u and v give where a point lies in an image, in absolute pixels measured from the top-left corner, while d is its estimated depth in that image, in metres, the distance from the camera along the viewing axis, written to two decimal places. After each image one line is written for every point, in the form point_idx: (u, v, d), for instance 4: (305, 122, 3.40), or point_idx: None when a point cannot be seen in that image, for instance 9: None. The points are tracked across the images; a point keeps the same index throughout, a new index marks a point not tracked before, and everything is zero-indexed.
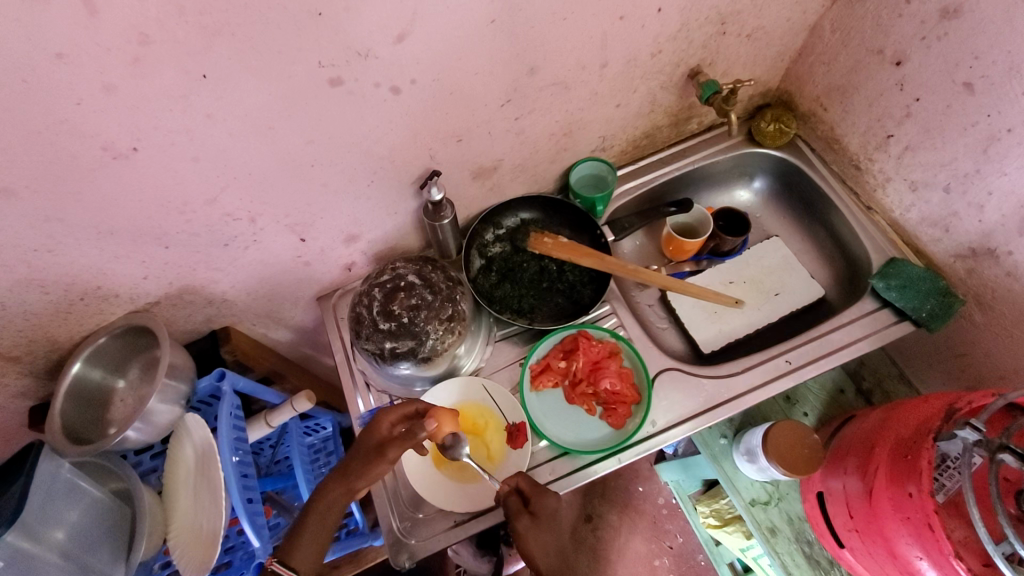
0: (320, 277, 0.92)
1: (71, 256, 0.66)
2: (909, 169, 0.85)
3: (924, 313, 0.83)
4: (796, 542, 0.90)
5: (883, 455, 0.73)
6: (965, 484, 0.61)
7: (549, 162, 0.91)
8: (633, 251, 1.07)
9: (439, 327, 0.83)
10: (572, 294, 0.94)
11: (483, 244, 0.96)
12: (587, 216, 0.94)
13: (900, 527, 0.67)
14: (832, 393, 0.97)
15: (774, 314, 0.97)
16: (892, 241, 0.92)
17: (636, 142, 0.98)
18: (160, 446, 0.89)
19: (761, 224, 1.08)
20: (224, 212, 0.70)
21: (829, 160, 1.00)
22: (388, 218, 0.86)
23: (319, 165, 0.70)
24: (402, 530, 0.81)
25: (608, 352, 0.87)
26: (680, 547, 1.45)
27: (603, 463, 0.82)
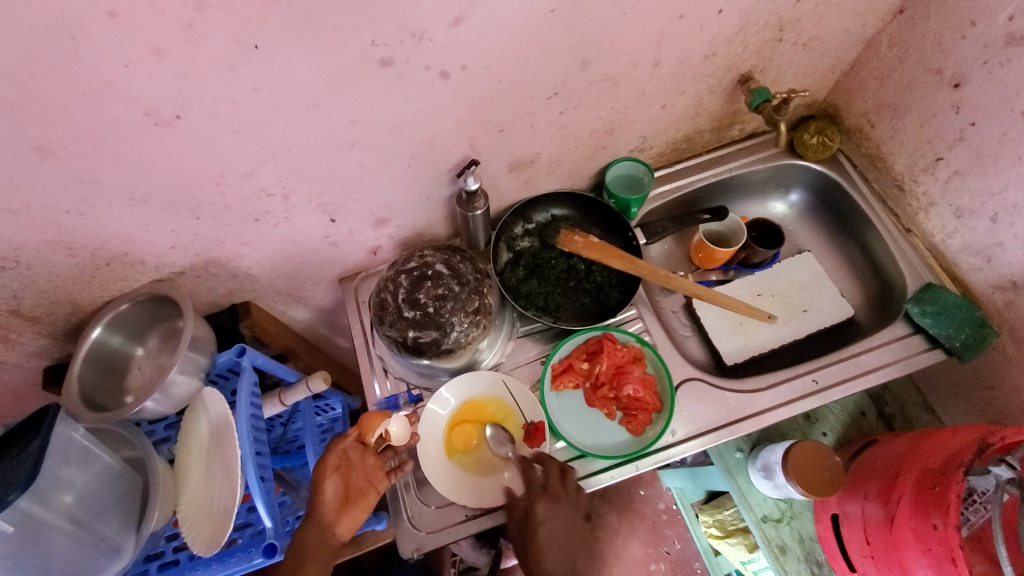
0: (345, 258, 0.90)
1: (102, 221, 0.65)
2: (956, 195, 0.83)
3: (958, 342, 0.82)
4: (805, 563, 0.89)
5: (907, 484, 0.71)
6: (994, 519, 0.59)
7: (587, 159, 0.89)
8: (661, 255, 1.06)
9: (465, 320, 0.81)
10: (599, 296, 0.92)
11: (512, 238, 0.94)
12: (620, 217, 0.92)
13: (920, 558, 0.66)
14: (853, 415, 0.96)
15: (802, 331, 0.95)
16: (929, 267, 0.90)
17: (676, 145, 0.96)
18: (175, 416, 0.88)
19: (793, 238, 1.06)
20: (258, 186, 0.69)
21: (870, 178, 0.97)
22: (419, 204, 0.84)
23: (358, 146, 0.69)
24: (412, 521, 0.80)
25: (632, 358, 0.86)
26: (677, 553, 1.45)
27: (618, 470, 0.81)
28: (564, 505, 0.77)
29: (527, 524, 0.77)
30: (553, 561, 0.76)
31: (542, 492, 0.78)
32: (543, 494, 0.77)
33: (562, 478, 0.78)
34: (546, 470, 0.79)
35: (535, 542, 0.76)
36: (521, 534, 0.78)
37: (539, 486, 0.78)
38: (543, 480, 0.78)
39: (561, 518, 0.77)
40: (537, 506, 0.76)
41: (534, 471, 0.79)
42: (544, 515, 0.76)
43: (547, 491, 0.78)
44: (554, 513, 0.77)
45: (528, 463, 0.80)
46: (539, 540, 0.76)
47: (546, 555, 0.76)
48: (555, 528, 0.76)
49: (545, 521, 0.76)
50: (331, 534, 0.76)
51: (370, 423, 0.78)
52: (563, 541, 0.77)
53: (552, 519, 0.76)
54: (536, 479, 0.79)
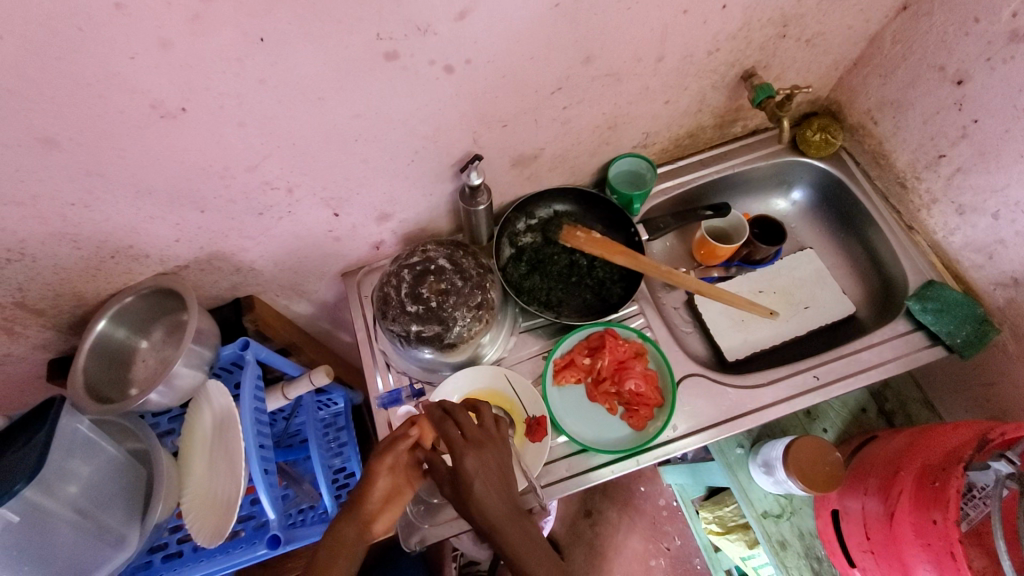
0: (348, 253, 0.91)
1: (107, 213, 0.65)
2: (958, 192, 0.83)
3: (959, 339, 0.82)
4: (805, 558, 0.89)
5: (907, 479, 0.71)
6: (992, 513, 0.59)
7: (590, 155, 0.90)
8: (663, 252, 1.06)
9: (467, 314, 0.81)
10: (601, 291, 0.92)
11: (514, 233, 0.94)
12: (622, 213, 0.92)
13: (919, 552, 0.67)
14: (854, 412, 0.96)
15: (803, 327, 0.96)
16: (931, 264, 0.90)
17: (678, 141, 0.96)
18: (178, 409, 0.88)
19: (795, 235, 1.07)
20: (263, 180, 0.69)
21: (873, 175, 0.97)
22: (422, 199, 0.84)
23: (362, 140, 0.69)
24: (415, 514, 0.81)
25: (634, 353, 0.86)
26: (677, 549, 1.45)
27: (620, 464, 0.81)
28: (488, 446, 0.67)
29: (457, 478, 0.65)
30: (495, 504, 0.63)
31: (464, 441, 0.67)
32: (466, 444, 0.66)
33: (468, 422, 0.69)
34: (458, 419, 0.69)
35: (469, 494, 0.63)
36: (455, 494, 0.65)
37: (460, 438, 0.67)
38: (461, 433, 0.68)
39: (488, 459, 0.66)
40: (462, 458, 0.65)
41: (450, 424, 0.68)
42: (471, 466, 0.64)
43: (468, 441, 0.67)
44: (482, 458, 0.65)
45: (446, 421, 0.69)
46: (471, 487, 0.63)
47: (486, 501, 0.63)
48: (487, 472, 0.65)
49: (472, 467, 0.64)
50: (370, 531, 0.68)
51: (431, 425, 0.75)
52: (501, 480, 0.65)
53: (483, 465, 0.65)
54: (454, 433, 0.68)
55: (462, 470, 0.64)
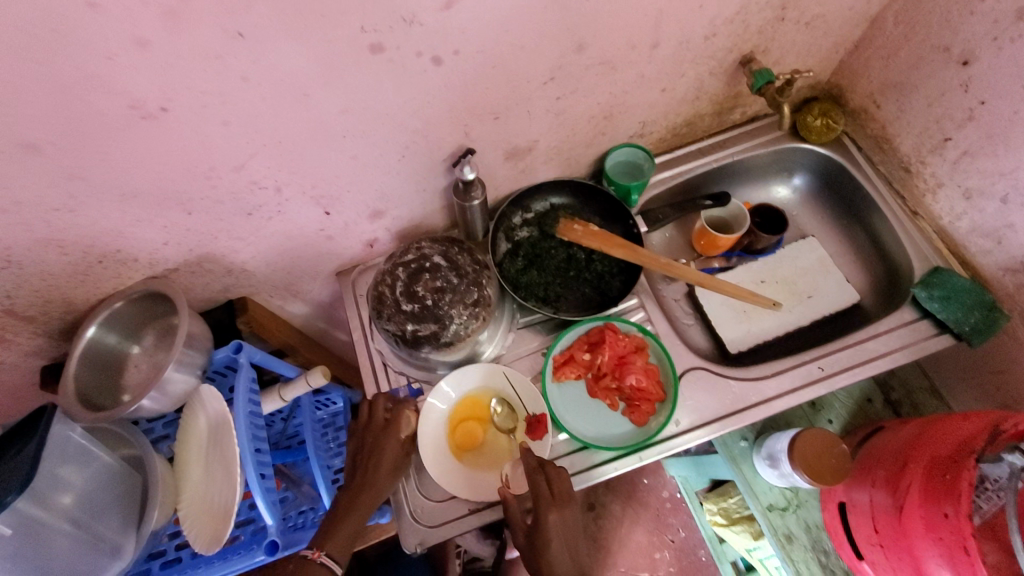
0: (342, 251, 0.89)
1: (92, 218, 0.63)
2: (965, 176, 0.81)
3: (967, 327, 0.80)
4: (812, 551, 0.88)
5: (917, 472, 0.70)
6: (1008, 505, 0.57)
7: (586, 146, 0.88)
8: (662, 243, 1.04)
9: (464, 312, 0.80)
10: (600, 285, 0.90)
11: (510, 228, 0.93)
12: (620, 204, 0.90)
13: (930, 547, 0.65)
14: (859, 402, 0.95)
15: (807, 317, 0.94)
16: (937, 250, 0.88)
17: (676, 130, 0.94)
18: (174, 414, 0.87)
19: (797, 223, 1.04)
20: (249, 179, 0.67)
21: (876, 161, 0.95)
22: (416, 195, 0.83)
23: (350, 136, 0.67)
24: (414, 515, 0.80)
25: (634, 348, 0.84)
26: (682, 541, 1.44)
27: (622, 461, 0.80)
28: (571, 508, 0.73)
29: (535, 532, 0.72)
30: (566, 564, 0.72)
31: (550, 499, 0.72)
32: (551, 500, 0.72)
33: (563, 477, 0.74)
34: (556, 474, 0.74)
35: (544, 551, 0.71)
36: (530, 544, 0.72)
37: (548, 493, 0.73)
38: (547, 488, 0.73)
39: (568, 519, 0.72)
40: (546, 518, 0.71)
41: (540, 479, 0.74)
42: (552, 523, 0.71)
43: (553, 498, 0.72)
44: (564, 518, 0.72)
45: (534, 473, 0.75)
46: (547, 546, 0.71)
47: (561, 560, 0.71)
48: (565, 536, 0.72)
49: (554, 528, 0.71)
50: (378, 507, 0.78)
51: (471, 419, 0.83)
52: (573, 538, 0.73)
53: (561, 527, 0.72)
54: (542, 488, 0.73)
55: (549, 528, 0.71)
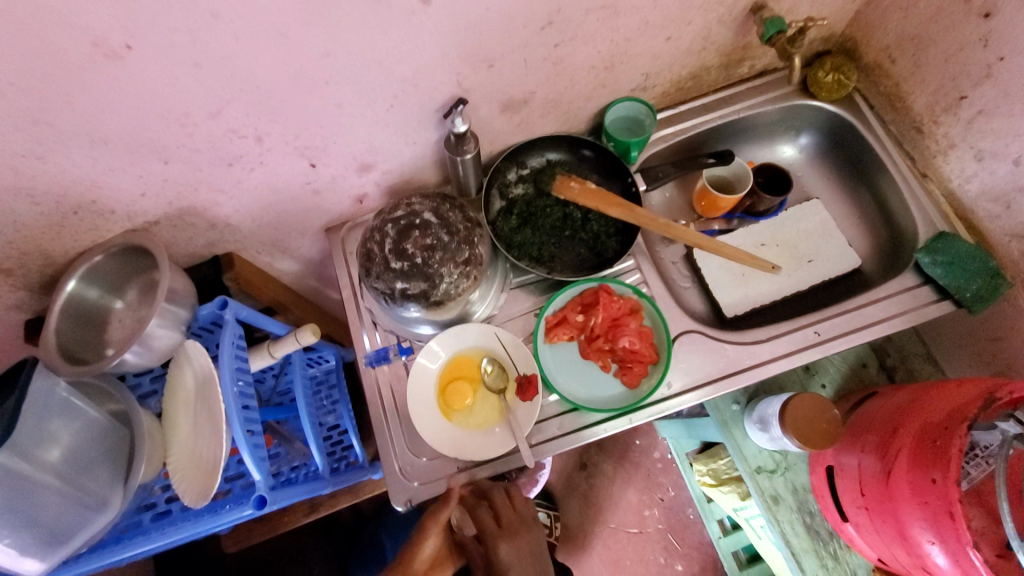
0: (330, 207, 0.86)
1: (62, 166, 0.60)
2: (978, 137, 0.77)
3: (967, 293, 0.78)
4: (797, 512, 0.89)
5: (907, 437, 0.69)
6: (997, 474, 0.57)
7: (585, 99, 0.83)
8: (662, 203, 1.01)
9: (454, 271, 0.77)
10: (595, 245, 0.88)
11: (505, 185, 0.90)
12: (618, 161, 0.87)
13: (915, 511, 0.66)
14: (854, 367, 0.94)
15: (806, 281, 0.92)
16: (944, 214, 0.85)
17: (680, 84, 0.90)
18: (161, 369, 0.86)
19: (801, 184, 1.01)
20: (228, 127, 0.63)
21: (887, 120, 0.91)
22: (406, 148, 0.79)
23: (334, 82, 0.63)
24: (403, 473, 0.79)
25: (628, 310, 0.83)
26: (671, 499, 1.47)
27: (612, 422, 0.80)
28: (519, 531, 0.78)
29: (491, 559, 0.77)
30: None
31: (498, 529, 0.77)
32: (498, 530, 0.77)
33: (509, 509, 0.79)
34: (502, 506, 0.79)
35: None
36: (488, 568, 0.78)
37: (491, 522, 0.77)
38: (494, 518, 0.78)
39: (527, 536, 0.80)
40: (497, 541, 0.77)
41: (483, 514, 0.77)
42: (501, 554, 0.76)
43: (501, 529, 0.78)
44: (515, 547, 0.77)
45: (476, 506, 0.78)
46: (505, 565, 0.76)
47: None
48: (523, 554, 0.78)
49: (507, 547, 0.77)
50: None
51: (463, 382, 0.81)
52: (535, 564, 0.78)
53: (515, 552, 0.77)
54: (488, 519, 0.78)
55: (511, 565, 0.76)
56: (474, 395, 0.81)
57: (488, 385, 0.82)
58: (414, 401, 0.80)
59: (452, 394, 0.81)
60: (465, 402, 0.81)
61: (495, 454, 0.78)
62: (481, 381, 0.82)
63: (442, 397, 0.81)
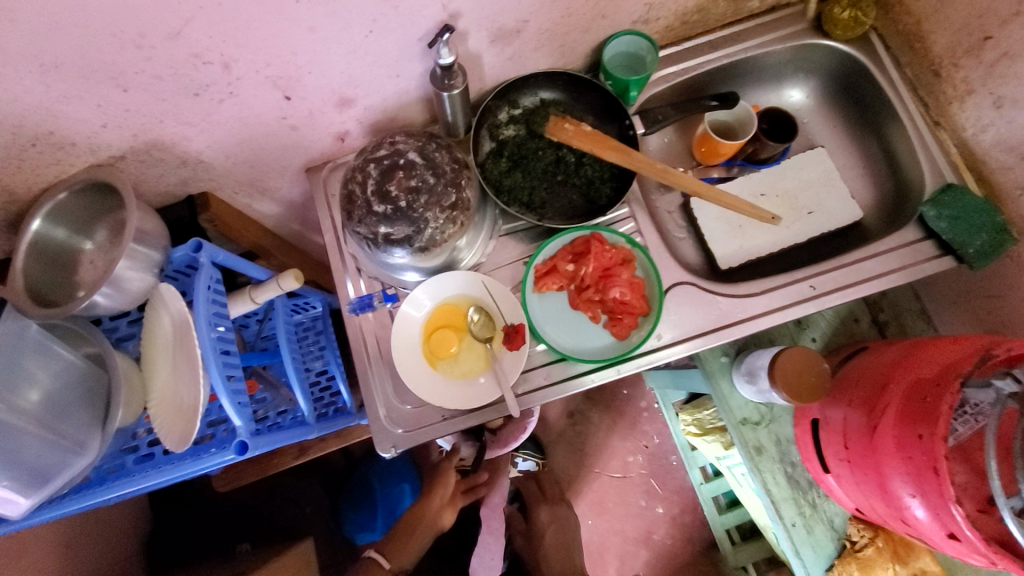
0: (309, 145, 0.81)
1: (11, 91, 0.55)
2: (1000, 83, 0.73)
3: (971, 250, 0.76)
4: (780, 463, 0.89)
5: (897, 393, 0.69)
6: (989, 435, 0.57)
7: (582, 31, 0.77)
8: (660, 148, 0.96)
9: (440, 216, 0.74)
10: (588, 192, 0.84)
11: (495, 125, 0.85)
12: (615, 100, 0.82)
13: (899, 465, 0.66)
14: (846, 322, 0.92)
15: (805, 234, 0.89)
16: (954, 165, 0.81)
17: (686, 17, 0.83)
18: (138, 313, 0.83)
19: (807, 131, 0.96)
20: (190, 51, 0.58)
21: (903, 63, 0.85)
22: (388, 82, 0.74)
23: (306, 0, 0.57)
24: (387, 420, 0.79)
25: (621, 260, 0.80)
26: (655, 446, 1.50)
27: (601, 372, 0.79)
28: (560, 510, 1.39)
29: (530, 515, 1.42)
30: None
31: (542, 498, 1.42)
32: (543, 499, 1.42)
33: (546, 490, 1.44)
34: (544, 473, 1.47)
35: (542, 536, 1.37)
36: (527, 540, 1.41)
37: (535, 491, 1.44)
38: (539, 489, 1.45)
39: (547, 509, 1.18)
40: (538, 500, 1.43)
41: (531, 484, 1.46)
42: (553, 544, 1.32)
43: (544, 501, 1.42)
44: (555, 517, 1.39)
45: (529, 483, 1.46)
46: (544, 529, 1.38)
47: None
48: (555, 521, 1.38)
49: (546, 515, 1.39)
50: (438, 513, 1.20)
51: (449, 332, 0.79)
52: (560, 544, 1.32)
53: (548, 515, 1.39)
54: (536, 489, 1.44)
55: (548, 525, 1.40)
56: (461, 342, 0.80)
57: (475, 331, 0.80)
58: (399, 350, 0.78)
59: (438, 343, 0.79)
60: (451, 350, 0.79)
61: (484, 402, 0.77)
62: (466, 327, 0.80)
63: (427, 344, 0.80)
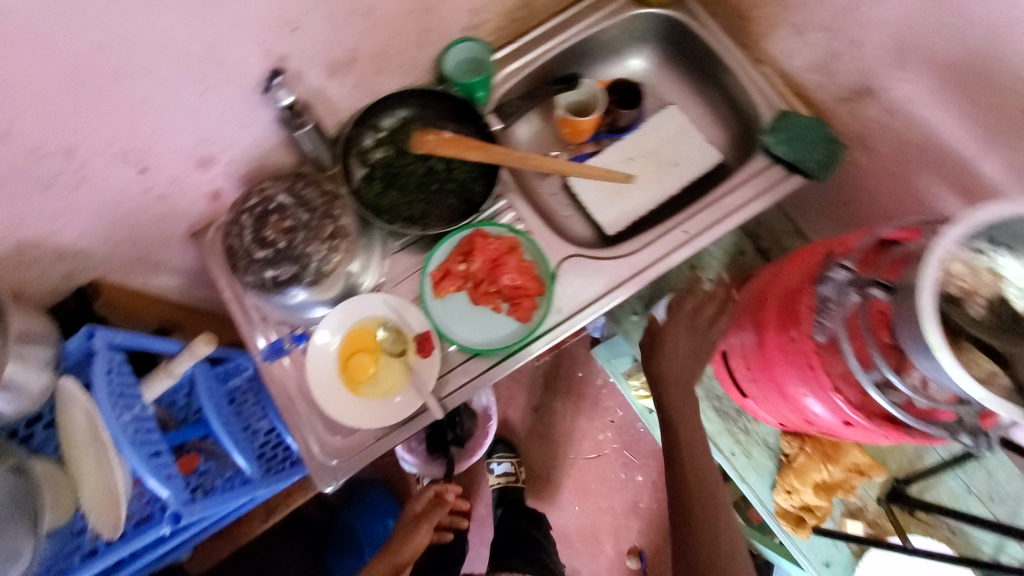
0: (185, 210, 0.83)
1: None
2: (791, 12, 0.81)
3: (812, 163, 0.83)
4: (706, 400, 0.95)
5: (772, 307, 0.74)
6: (839, 330, 0.63)
7: (415, 47, 0.84)
8: (530, 138, 1.02)
9: (321, 247, 0.76)
10: (464, 193, 0.88)
11: (363, 151, 0.88)
12: (466, 104, 0.88)
13: (787, 372, 0.71)
14: (733, 256, 0.98)
15: (674, 186, 0.95)
16: (781, 93, 0.89)
17: (512, 14, 0.90)
18: (50, 415, 0.83)
19: (657, 93, 1.03)
20: (25, 148, 0.59)
21: (716, 13, 0.94)
22: (242, 134, 0.77)
23: (125, 74, 0.59)
24: (322, 456, 0.80)
25: (507, 249, 0.85)
26: (620, 419, 1.53)
27: (513, 358, 0.82)
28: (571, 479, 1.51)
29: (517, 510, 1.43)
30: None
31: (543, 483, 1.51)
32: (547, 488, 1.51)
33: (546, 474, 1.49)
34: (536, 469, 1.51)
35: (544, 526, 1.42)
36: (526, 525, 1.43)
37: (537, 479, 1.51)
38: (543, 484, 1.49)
39: (685, 327, 0.84)
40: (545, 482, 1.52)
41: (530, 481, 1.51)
42: (672, 344, 0.83)
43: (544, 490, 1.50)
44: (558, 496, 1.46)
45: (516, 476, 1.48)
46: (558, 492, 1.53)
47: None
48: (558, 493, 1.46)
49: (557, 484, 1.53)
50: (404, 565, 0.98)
51: (364, 359, 0.81)
52: (692, 361, 0.82)
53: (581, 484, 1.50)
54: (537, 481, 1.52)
55: (661, 394, 0.83)
56: (376, 364, 0.82)
57: (387, 349, 0.83)
58: (314, 385, 0.80)
59: (353, 368, 0.81)
60: (365, 373, 0.81)
61: (409, 413, 0.80)
62: (376, 348, 0.83)
63: (342, 373, 0.81)
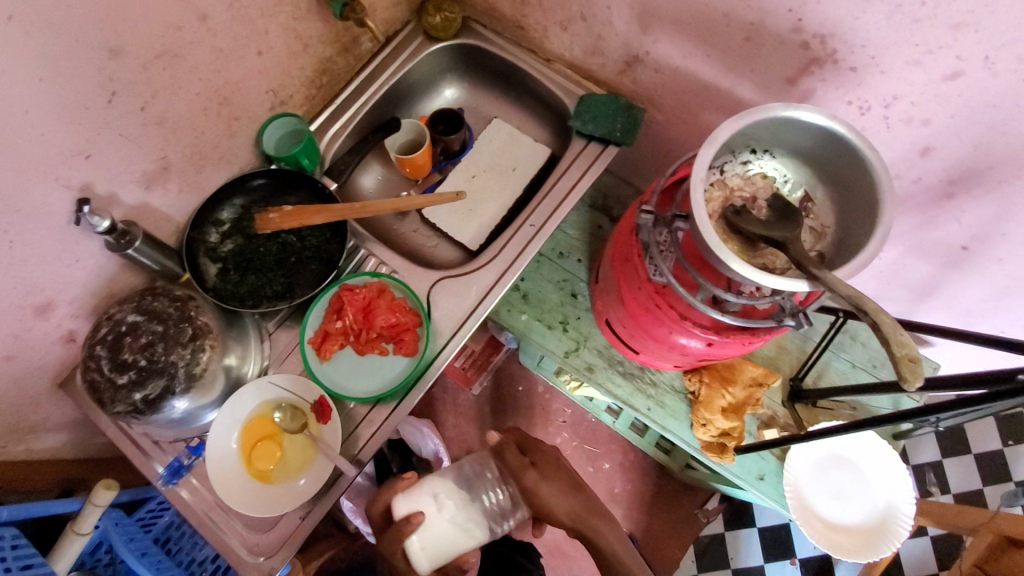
0: (41, 365, 0.80)
1: None
2: (553, 12, 0.91)
3: (618, 132, 0.92)
4: (611, 368, 0.97)
5: (618, 265, 0.80)
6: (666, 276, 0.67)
7: (228, 137, 0.88)
8: (376, 186, 1.06)
9: (185, 351, 0.76)
10: (322, 255, 0.90)
11: (210, 248, 0.89)
12: (298, 173, 0.93)
13: (649, 318, 0.77)
14: (592, 232, 1.04)
15: (517, 188, 1.01)
16: (575, 81, 0.99)
17: (315, 82, 0.96)
18: None
19: (478, 111, 1.10)
20: None
21: (499, 31, 1.03)
22: (75, 270, 0.76)
23: None
24: (250, 555, 0.80)
25: (376, 292, 0.87)
26: (571, 416, 1.43)
27: (412, 391, 0.85)
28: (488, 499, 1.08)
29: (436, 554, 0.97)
30: None
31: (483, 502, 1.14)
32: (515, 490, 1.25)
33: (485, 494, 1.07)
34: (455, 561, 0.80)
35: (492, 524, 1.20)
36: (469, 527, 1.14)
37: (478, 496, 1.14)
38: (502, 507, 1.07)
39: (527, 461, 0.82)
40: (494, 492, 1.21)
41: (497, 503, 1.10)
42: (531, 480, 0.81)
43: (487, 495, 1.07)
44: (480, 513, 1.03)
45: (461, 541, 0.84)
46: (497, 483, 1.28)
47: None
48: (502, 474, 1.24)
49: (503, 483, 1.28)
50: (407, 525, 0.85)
51: (266, 446, 0.82)
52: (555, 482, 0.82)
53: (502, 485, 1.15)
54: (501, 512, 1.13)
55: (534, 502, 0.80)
56: (279, 447, 0.82)
57: (290, 429, 0.83)
58: (225, 489, 0.79)
59: (259, 459, 0.81)
60: (272, 458, 0.81)
61: (327, 481, 0.81)
62: (277, 430, 0.83)
63: (250, 465, 0.82)
